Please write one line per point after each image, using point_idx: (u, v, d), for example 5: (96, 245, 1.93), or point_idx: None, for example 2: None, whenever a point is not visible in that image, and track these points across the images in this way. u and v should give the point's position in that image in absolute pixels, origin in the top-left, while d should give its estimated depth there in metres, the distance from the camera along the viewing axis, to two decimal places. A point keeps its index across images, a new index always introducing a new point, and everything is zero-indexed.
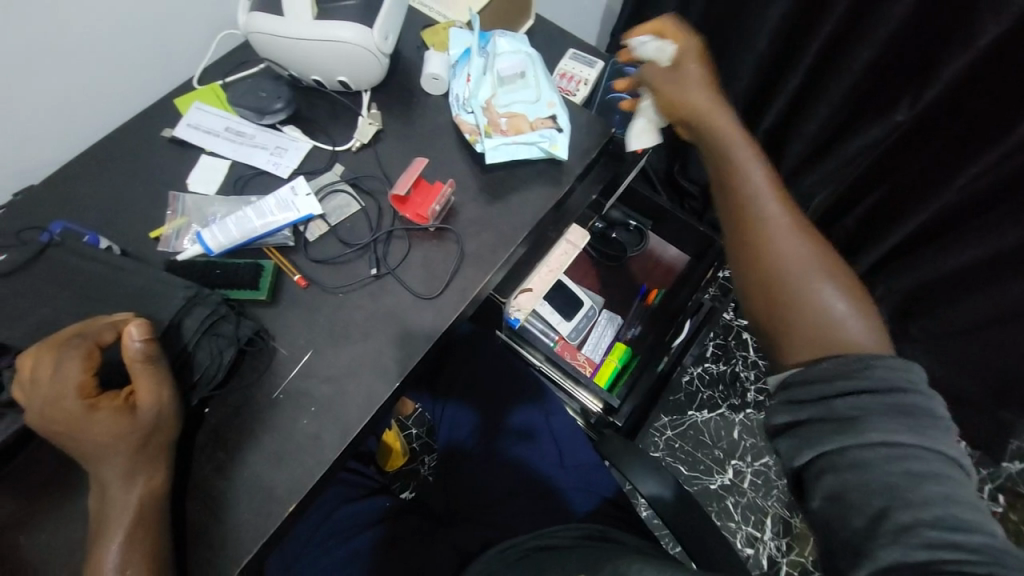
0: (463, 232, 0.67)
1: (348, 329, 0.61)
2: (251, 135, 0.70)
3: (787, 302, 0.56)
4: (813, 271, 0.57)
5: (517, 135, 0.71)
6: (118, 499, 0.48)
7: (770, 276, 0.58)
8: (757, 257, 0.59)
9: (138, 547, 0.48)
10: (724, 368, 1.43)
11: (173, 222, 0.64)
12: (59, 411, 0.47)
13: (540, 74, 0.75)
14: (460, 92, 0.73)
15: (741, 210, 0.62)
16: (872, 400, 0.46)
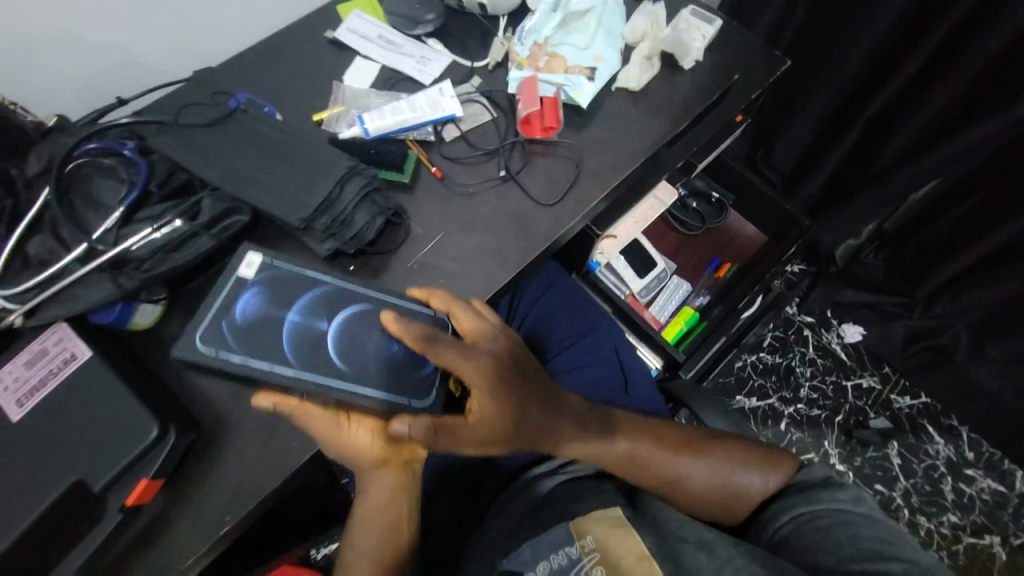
0: (585, 151, 0.72)
1: (475, 220, 0.67)
2: (399, 44, 0.77)
3: (711, 502, 0.72)
4: (703, 471, 0.72)
5: (548, 73, 0.72)
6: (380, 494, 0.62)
7: (704, 498, 0.72)
8: (691, 501, 0.72)
9: (388, 496, 0.63)
10: (779, 361, 1.64)
11: (333, 108, 0.72)
12: (343, 444, 0.56)
13: (602, 23, 0.75)
14: (525, 24, 0.76)
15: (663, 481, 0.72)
16: (799, 487, 0.71)
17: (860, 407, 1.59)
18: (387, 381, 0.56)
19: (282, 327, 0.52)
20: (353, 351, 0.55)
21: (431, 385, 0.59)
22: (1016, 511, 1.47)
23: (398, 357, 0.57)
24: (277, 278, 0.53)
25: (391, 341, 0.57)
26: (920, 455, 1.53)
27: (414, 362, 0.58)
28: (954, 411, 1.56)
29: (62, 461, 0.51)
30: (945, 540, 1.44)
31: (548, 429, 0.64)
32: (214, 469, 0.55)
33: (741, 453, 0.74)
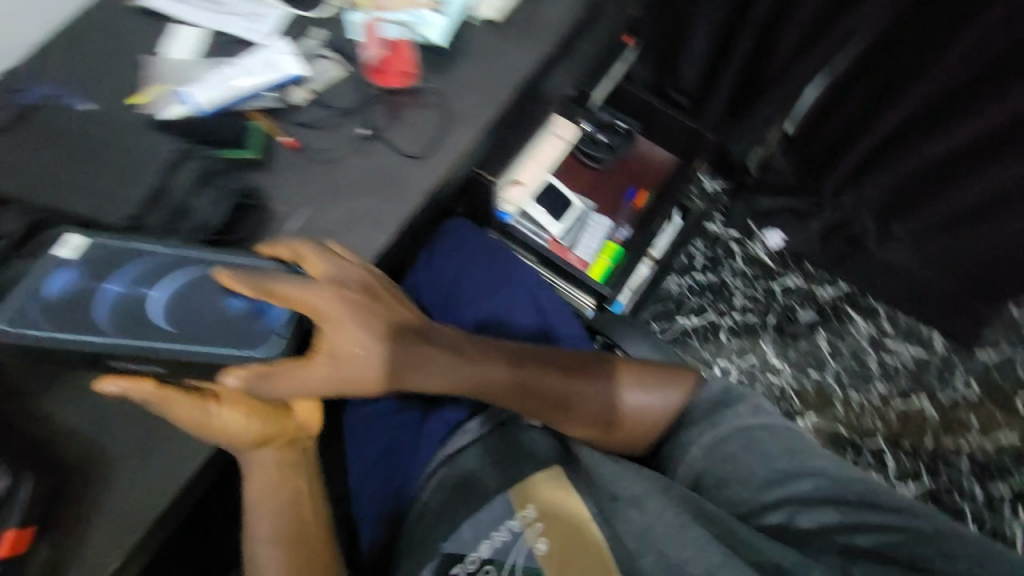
0: (452, 94, 0.67)
1: (342, 187, 0.62)
2: (223, 4, 0.68)
3: (613, 427, 0.78)
4: (606, 398, 0.77)
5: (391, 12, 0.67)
6: (266, 475, 0.63)
7: (608, 423, 0.77)
8: (595, 429, 0.77)
9: (275, 477, 0.64)
10: (711, 277, 1.70)
11: (154, 88, 0.62)
12: (211, 423, 0.57)
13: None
14: None
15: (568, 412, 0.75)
16: (700, 408, 0.81)
17: (789, 305, 1.69)
18: (221, 338, 0.51)
19: (100, 297, 0.50)
20: (178, 312, 0.51)
21: (270, 336, 0.52)
22: (937, 370, 1.62)
23: (236, 312, 0.53)
24: (100, 254, 0.52)
25: (229, 296, 0.53)
26: (845, 337, 1.65)
27: (256, 314, 0.53)
28: (869, 291, 1.67)
29: None
30: (876, 407, 1.58)
31: (430, 373, 0.64)
32: (112, 491, 0.58)
33: (642, 374, 0.79)
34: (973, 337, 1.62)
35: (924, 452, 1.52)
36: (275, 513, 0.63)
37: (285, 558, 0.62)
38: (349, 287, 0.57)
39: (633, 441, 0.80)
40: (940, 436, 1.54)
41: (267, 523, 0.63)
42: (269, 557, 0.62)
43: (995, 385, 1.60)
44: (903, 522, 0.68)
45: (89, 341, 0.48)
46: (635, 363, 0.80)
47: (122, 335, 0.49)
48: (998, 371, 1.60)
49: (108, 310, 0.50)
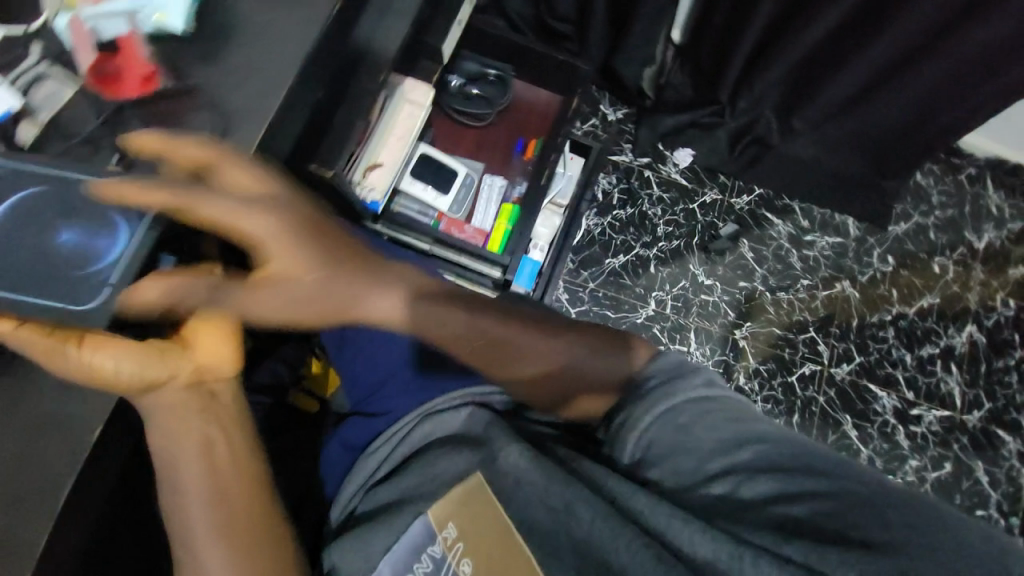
0: (222, 90, 0.60)
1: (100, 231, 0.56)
2: None
3: (561, 393, 0.80)
4: (557, 359, 0.81)
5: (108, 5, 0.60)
6: (176, 420, 0.65)
7: (555, 387, 0.80)
8: (541, 390, 0.80)
9: (184, 424, 0.65)
10: (631, 211, 1.66)
11: None
12: (85, 370, 0.57)
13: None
14: None
15: (512, 364, 0.81)
16: (656, 382, 0.72)
17: (710, 222, 1.67)
18: (49, 281, 0.55)
19: None
20: (13, 253, 0.55)
21: (100, 285, 0.55)
22: (856, 253, 1.66)
23: (65, 251, 0.55)
24: None
25: (61, 233, 0.55)
26: (767, 241, 1.66)
27: (86, 257, 0.55)
28: (783, 192, 1.68)
29: None
30: (805, 303, 1.62)
31: (377, 300, 0.75)
32: None
33: (601, 347, 0.82)
34: (886, 214, 1.66)
35: (852, 334, 1.60)
36: (192, 466, 0.65)
37: (210, 508, 0.65)
38: (269, 216, 0.63)
39: (586, 415, 0.79)
40: (866, 315, 1.61)
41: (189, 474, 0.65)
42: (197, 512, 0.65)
43: (911, 256, 1.66)
44: (835, 486, 0.62)
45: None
46: (585, 328, 0.86)
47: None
48: (911, 242, 1.66)
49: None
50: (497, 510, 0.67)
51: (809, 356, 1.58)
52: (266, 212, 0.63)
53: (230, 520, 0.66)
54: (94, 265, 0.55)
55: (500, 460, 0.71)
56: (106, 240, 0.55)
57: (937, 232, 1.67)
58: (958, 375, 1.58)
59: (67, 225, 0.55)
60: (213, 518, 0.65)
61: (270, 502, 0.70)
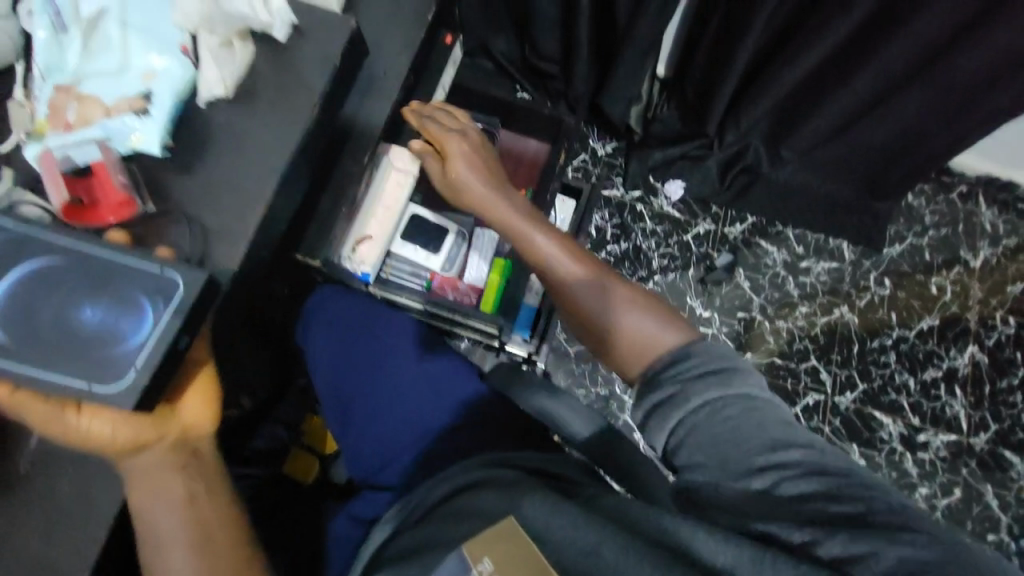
0: (200, 206, 0.66)
1: (73, 359, 0.59)
2: None
3: (605, 335, 0.82)
4: (617, 304, 0.82)
5: (79, 128, 0.62)
6: (162, 480, 0.63)
7: (601, 327, 0.82)
8: (589, 323, 0.84)
9: (169, 483, 0.63)
10: (625, 245, 1.66)
11: None
12: (84, 435, 0.59)
13: (137, 35, 0.64)
14: (38, 65, 0.63)
15: (573, 297, 0.85)
16: (709, 369, 0.70)
17: (705, 253, 1.67)
18: (73, 359, 0.59)
19: None
20: (26, 330, 0.60)
21: (127, 364, 0.59)
22: (852, 277, 1.66)
23: (92, 331, 0.60)
24: None
25: (88, 311, 0.60)
26: (763, 269, 1.66)
27: (113, 338, 0.60)
28: (777, 219, 1.68)
29: None
30: (804, 331, 1.61)
31: (501, 208, 0.89)
32: None
33: (667, 319, 0.80)
34: (880, 237, 1.65)
35: (854, 360, 1.58)
36: (179, 525, 0.62)
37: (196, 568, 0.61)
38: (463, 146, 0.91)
39: (624, 364, 0.81)
40: (866, 340, 1.60)
41: (172, 537, 0.62)
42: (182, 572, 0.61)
43: (908, 277, 1.65)
44: (869, 493, 0.58)
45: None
46: (665, 305, 0.82)
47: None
48: (907, 263, 1.66)
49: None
50: (537, 545, 0.60)
51: (813, 386, 1.57)
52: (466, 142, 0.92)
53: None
54: (119, 346, 0.59)
55: (524, 507, 0.64)
56: (129, 323, 0.60)
57: (931, 251, 1.67)
58: (963, 398, 1.57)
59: (98, 305, 0.60)
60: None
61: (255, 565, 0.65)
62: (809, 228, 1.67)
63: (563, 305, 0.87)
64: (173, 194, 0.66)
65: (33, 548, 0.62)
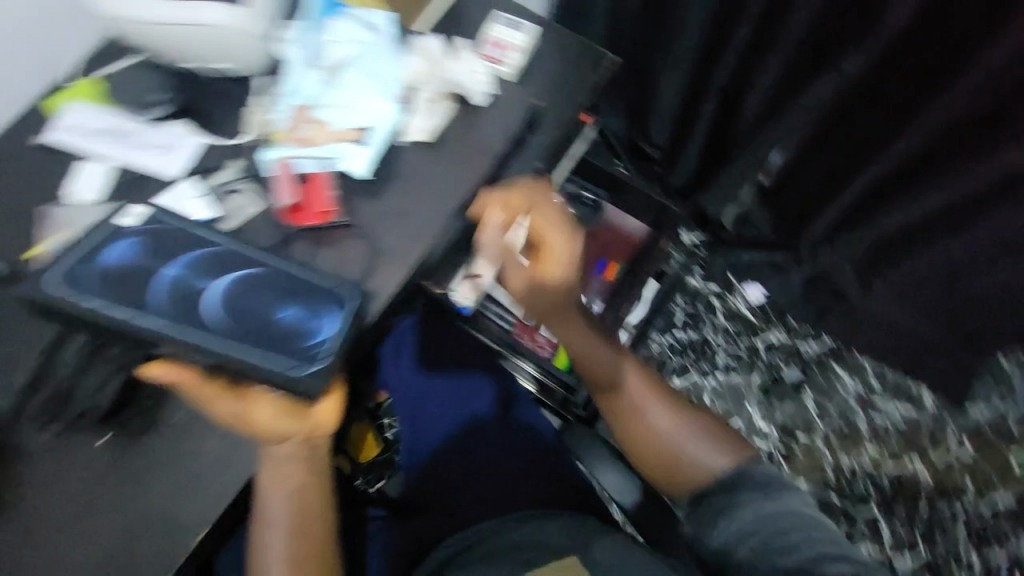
0: (378, 231, 0.69)
1: (263, 343, 0.59)
2: (131, 135, 0.68)
3: (655, 459, 0.78)
4: (670, 427, 0.79)
5: (309, 146, 0.68)
6: (291, 473, 0.67)
7: (654, 452, 0.78)
8: (639, 447, 0.79)
9: (288, 482, 0.66)
10: (693, 334, 1.64)
11: (61, 237, 0.64)
12: (249, 424, 0.63)
13: (372, 77, 0.71)
14: (279, 89, 0.70)
15: (625, 415, 0.80)
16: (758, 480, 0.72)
17: (773, 364, 1.63)
18: (261, 347, 0.59)
19: (155, 278, 0.60)
20: (223, 317, 0.60)
21: (318, 353, 0.60)
22: (932, 431, 1.52)
23: (281, 325, 0.60)
24: (153, 228, 0.62)
25: (282, 309, 0.61)
26: (833, 394, 1.59)
27: (303, 334, 0.61)
28: (856, 347, 1.62)
29: None
30: (868, 472, 1.51)
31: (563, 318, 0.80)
32: None
33: (715, 436, 0.79)
34: (967, 396, 1.54)
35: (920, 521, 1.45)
36: (282, 523, 0.66)
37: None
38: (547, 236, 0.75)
39: (674, 485, 0.77)
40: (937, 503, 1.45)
41: (284, 527, 0.66)
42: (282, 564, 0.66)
43: None
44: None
45: (147, 321, 0.57)
46: (699, 414, 0.81)
47: (178, 318, 0.58)
48: None
49: (165, 291, 0.59)
50: None
51: (869, 535, 1.45)
52: (568, 237, 0.76)
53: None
54: (308, 342, 0.60)
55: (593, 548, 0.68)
56: (322, 322, 0.61)
57: (1019, 423, 1.37)
58: None
59: (289, 303, 0.62)
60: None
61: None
62: (889, 365, 1.60)
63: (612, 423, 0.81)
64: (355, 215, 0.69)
65: (135, 501, 0.65)
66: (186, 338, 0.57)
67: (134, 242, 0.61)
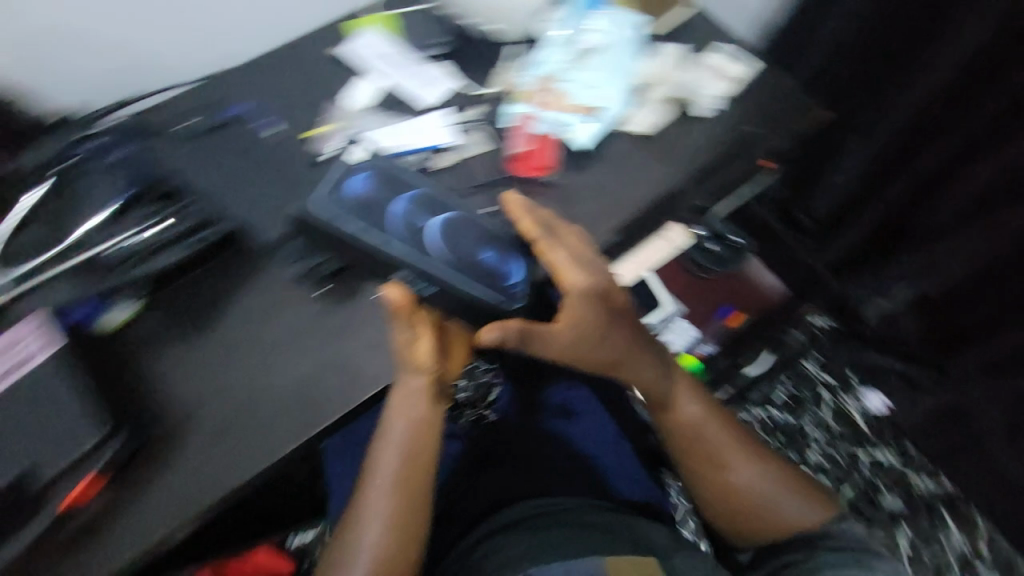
0: (580, 195, 0.69)
1: (467, 275, 0.61)
2: (408, 66, 0.74)
3: (734, 505, 0.70)
4: (755, 474, 0.70)
5: (548, 109, 0.69)
6: (417, 409, 0.63)
7: (733, 501, 0.70)
8: (715, 494, 0.71)
9: (415, 413, 0.63)
10: (790, 419, 1.43)
11: (325, 125, 0.70)
12: (408, 353, 0.59)
13: (614, 61, 0.72)
14: (529, 57, 0.73)
15: (703, 459, 0.71)
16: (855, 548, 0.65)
17: (874, 483, 1.38)
18: (470, 280, 0.61)
19: (386, 209, 0.61)
20: (439, 246, 0.61)
21: (517, 291, 0.62)
22: None
23: (485, 264, 0.62)
24: (384, 167, 0.63)
25: (485, 248, 0.62)
26: (935, 544, 1.33)
27: (501, 275, 0.62)
28: (981, 503, 1.39)
29: (16, 446, 0.51)
30: None
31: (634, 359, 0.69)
32: (171, 471, 0.55)
33: (803, 486, 0.71)
34: None
35: None
36: (398, 452, 0.64)
37: (391, 505, 0.63)
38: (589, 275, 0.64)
39: (748, 534, 0.70)
40: None
41: (393, 456, 0.64)
42: (382, 487, 0.63)
43: None
44: None
45: (383, 241, 0.60)
46: (785, 461, 0.73)
47: (406, 241, 0.61)
48: None
49: (395, 220, 0.61)
50: None
51: None
52: (583, 275, 0.63)
53: (398, 530, 0.63)
54: (509, 283, 0.62)
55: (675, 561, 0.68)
56: (516, 268, 0.63)
57: None
58: None
59: (488, 243, 0.63)
60: (388, 516, 0.62)
61: (423, 529, 0.65)
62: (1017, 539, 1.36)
63: (685, 467, 0.73)
64: (562, 176, 0.69)
65: None
66: (417, 264, 0.60)
67: (369, 178, 0.62)
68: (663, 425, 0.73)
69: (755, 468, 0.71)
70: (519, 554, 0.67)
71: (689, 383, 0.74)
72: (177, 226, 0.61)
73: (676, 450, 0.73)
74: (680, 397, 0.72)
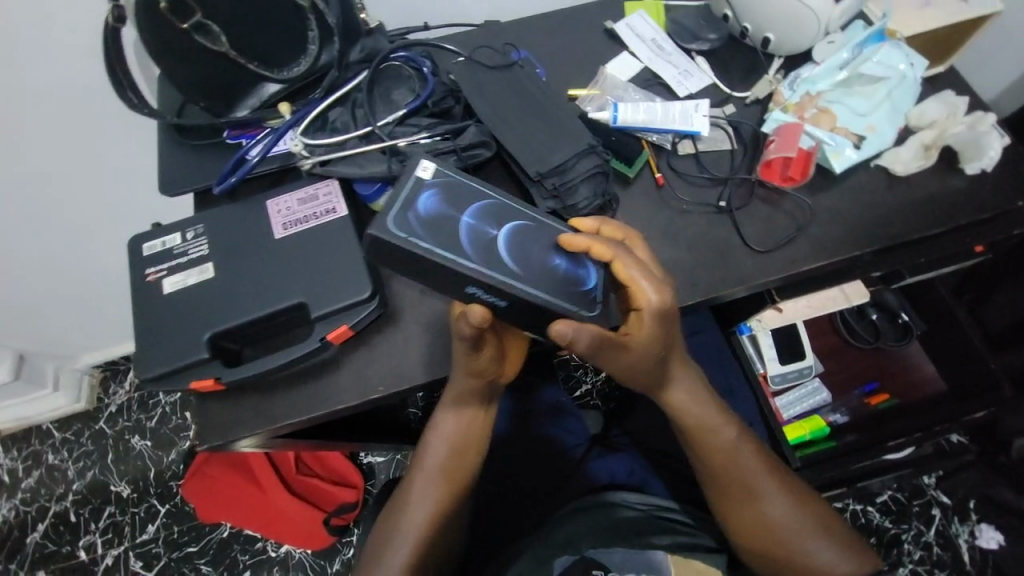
0: (813, 215, 0.69)
1: (553, 286, 0.55)
2: (671, 54, 0.77)
3: (774, 548, 0.64)
4: (795, 516, 0.64)
5: (812, 126, 0.70)
6: (467, 405, 0.65)
7: (771, 544, 0.64)
8: (753, 537, 0.64)
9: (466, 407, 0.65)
10: (888, 525, 1.25)
11: (589, 90, 0.75)
12: (474, 366, 0.59)
13: (890, 96, 0.71)
14: (801, 72, 0.74)
15: (740, 499, 0.65)
16: None
17: None
18: (545, 291, 0.54)
19: (457, 228, 0.52)
20: (515, 264, 0.54)
21: (595, 298, 0.57)
22: None
23: (558, 273, 0.56)
24: (448, 179, 0.53)
25: (556, 256, 0.56)
26: None
27: (580, 278, 0.57)
28: None
29: (301, 280, 0.62)
30: None
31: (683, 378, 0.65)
32: (399, 342, 0.63)
33: (840, 530, 0.65)
34: None
35: None
36: (444, 448, 0.66)
37: (438, 494, 0.65)
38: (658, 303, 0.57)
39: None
40: None
41: (439, 452, 0.66)
42: (427, 463, 0.66)
43: None
44: None
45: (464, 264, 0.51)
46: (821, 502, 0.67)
47: (484, 260, 0.52)
48: None
49: (468, 237, 0.52)
50: None
51: None
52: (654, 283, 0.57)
53: (439, 517, 0.64)
54: (586, 290, 0.57)
55: None
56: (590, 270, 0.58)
57: None
58: None
59: (556, 250, 0.56)
60: (433, 505, 0.64)
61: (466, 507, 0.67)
62: None
63: (721, 508, 0.66)
64: (800, 193, 0.70)
65: None
66: (499, 284, 0.52)
67: (433, 193, 0.52)
68: (701, 464, 0.67)
69: (794, 507, 0.65)
70: (580, 534, 0.64)
71: (727, 414, 0.67)
72: (452, 139, 0.68)
73: (710, 486, 0.67)
74: (719, 430, 0.66)
